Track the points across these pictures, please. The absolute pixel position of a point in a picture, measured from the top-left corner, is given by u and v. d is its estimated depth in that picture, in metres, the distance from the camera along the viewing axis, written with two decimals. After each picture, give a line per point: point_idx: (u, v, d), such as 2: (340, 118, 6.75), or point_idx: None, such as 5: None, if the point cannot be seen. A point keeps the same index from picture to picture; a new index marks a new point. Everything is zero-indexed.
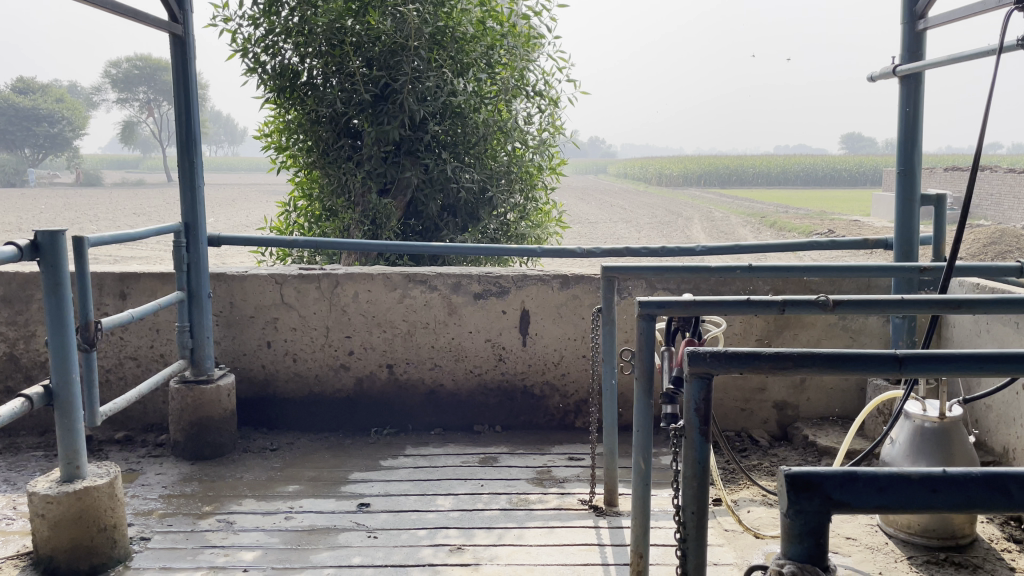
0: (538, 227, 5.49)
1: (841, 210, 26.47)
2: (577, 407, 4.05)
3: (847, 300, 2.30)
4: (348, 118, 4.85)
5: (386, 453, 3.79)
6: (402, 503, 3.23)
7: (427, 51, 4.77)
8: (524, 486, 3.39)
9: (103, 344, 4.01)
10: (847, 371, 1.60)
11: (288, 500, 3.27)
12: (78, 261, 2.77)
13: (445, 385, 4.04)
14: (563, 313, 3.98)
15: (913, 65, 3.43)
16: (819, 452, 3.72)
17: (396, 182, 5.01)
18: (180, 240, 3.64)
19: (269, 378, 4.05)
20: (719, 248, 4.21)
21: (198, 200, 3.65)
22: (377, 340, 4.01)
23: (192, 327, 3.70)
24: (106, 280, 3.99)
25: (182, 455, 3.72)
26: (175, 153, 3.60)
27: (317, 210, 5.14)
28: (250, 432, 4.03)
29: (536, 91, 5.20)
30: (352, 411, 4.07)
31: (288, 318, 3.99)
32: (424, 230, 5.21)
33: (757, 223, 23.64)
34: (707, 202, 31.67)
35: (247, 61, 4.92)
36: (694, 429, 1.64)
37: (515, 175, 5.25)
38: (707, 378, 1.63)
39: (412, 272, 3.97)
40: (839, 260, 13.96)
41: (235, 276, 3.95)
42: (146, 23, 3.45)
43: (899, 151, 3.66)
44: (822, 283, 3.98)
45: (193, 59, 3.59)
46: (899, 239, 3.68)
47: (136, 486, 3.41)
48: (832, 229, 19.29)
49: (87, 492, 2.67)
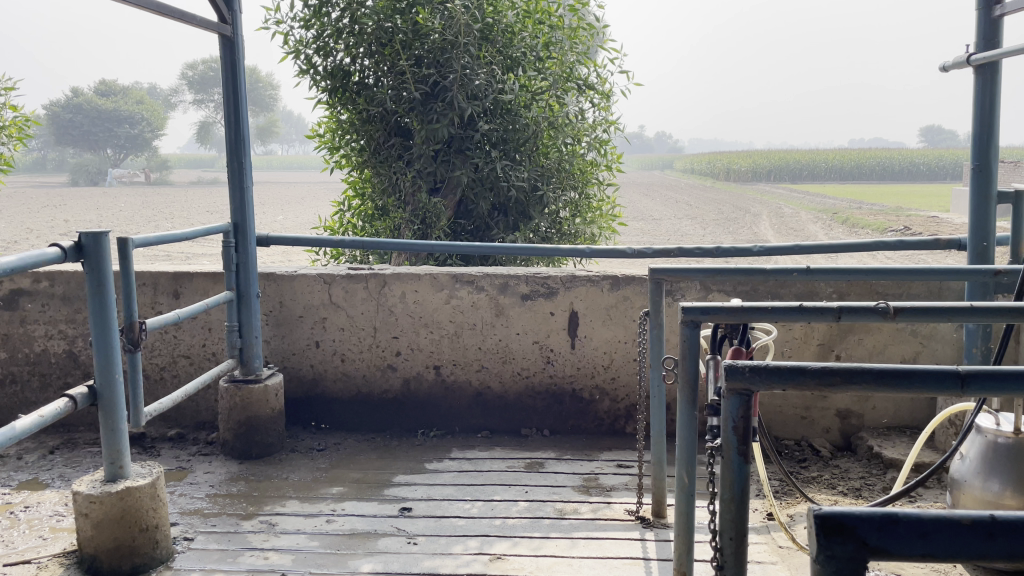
0: (592, 225, 5.37)
1: (917, 206, 25.48)
2: (628, 412, 3.93)
3: (909, 307, 2.14)
4: (398, 116, 4.83)
5: (432, 456, 3.75)
6: (444, 508, 3.17)
7: (476, 48, 4.72)
8: (569, 494, 3.30)
9: (157, 343, 4.07)
10: (901, 388, 1.46)
11: (330, 503, 3.25)
12: (122, 262, 2.79)
13: (491, 387, 3.98)
14: (612, 315, 3.86)
15: (987, 54, 3.21)
16: (885, 465, 3.52)
17: (446, 181, 4.97)
18: (229, 240, 3.65)
19: (318, 378, 4.05)
20: (778, 248, 4.03)
21: (247, 201, 3.66)
22: (424, 341, 3.97)
23: (240, 326, 3.71)
24: (160, 279, 4.04)
25: (230, 454, 3.75)
26: (223, 154, 3.61)
27: (369, 209, 5.13)
28: (298, 432, 4.03)
29: (588, 85, 5.10)
30: (399, 413, 4.04)
31: (337, 318, 3.98)
32: (475, 230, 5.15)
33: (827, 219, 22.96)
34: (776, 198, 30.89)
35: (300, 61, 4.95)
36: (732, 448, 1.53)
37: (568, 173, 5.16)
38: (746, 394, 1.51)
39: (458, 272, 3.91)
40: (914, 257, 13.42)
41: (285, 276, 3.96)
42: (194, 24, 3.46)
43: (972, 146, 3.43)
44: (889, 286, 3.77)
45: (241, 61, 3.60)
46: (973, 239, 3.45)
47: (184, 485, 3.44)
48: (907, 225, 18.56)
49: (129, 493, 2.69)
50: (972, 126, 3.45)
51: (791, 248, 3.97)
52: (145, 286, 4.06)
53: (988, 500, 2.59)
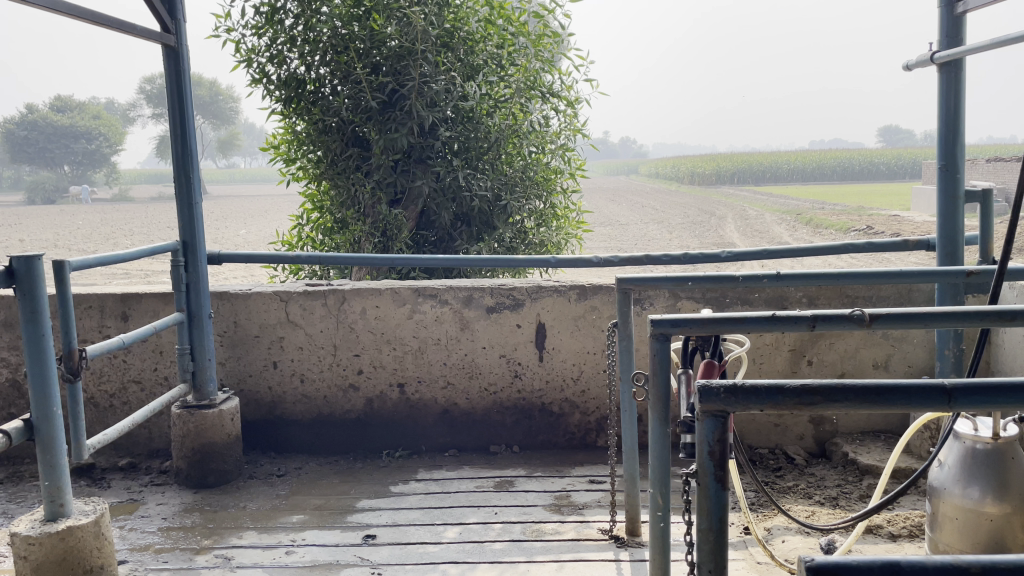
0: (557, 234, 5.26)
1: (879, 206, 25.81)
2: (599, 425, 3.83)
3: (885, 313, 2.05)
4: (356, 126, 4.69)
5: (397, 478, 3.61)
6: (409, 534, 3.04)
7: (435, 54, 4.60)
8: (540, 514, 3.18)
9: (106, 367, 3.89)
10: (886, 405, 1.37)
11: (290, 533, 3.10)
12: (59, 286, 2.63)
13: (458, 404, 3.85)
14: (580, 326, 3.76)
15: (951, 52, 3.16)
16: (861, 472, 3.45)
17: (407, 192, 4.83)
18: (178, 259, 3.49)
19: (276, 400, 3.89)
20: (748, 252, 3.96)
21: (196, 217, 3.50)
22: (387, 358, 3.83)
23: (192, 350, 3.54)
24: (107, 301, 3.86)
25: (185, 483, 3.57)
26: (170, 170, 3.45)
27: (328, 222, 4.97)
28: (257, 457, 3.87)
29: (554, 92, 5.01)
30: (363, 433, 3.89)
31: (295, 337, 3.83)
32: (438, 241, 5.03)
33: (791, 221, 23.11)
34: (741, 200, 31.10)
35: (253, 72, 4.79)
36: (707, 475, 1.41)
37: (533, 181, 5.05)
38: (722, 416, 1.41)
39: (421, 285, 3.79)
40: (880, 259, 13.57)
41: (239, 295, 3.79)
42: (134, 33, 3.30)
43: (938, 145, 3.39)
44: (859, 289, 3.71)
45: (186, 71, 3.44)
46: (941, 239, 3.40)
47: (134, 518, 3.26)
48: (870, 225, 18.73)
49: (71, 533, 2.51)
50: (938, 125, 3.40)
51: (760, 252, 3.90)
52: (92, 309, 3.87)
53: (968, 508, 2.52)
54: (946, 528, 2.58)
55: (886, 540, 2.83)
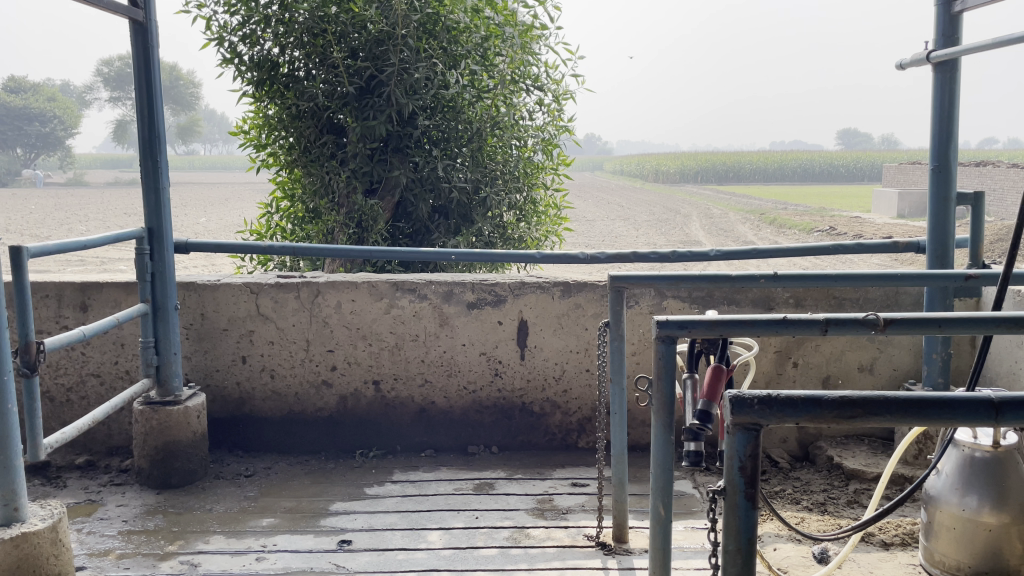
0: (537, 229, 5.14)
1: (841, 207, 26.16)
2: (581, 426, 3.73)
3: (898, 317, 1.94)
4: (331, 113, 4.52)
5: (372, 480, 3.47)
6: (387, 540, 2.90)
7: (416, 40, 4.45)
8: (523, 519, 3.07)
9: (63, 360, 3.68)
10: (929, 420, 1.27)
11: (260, 537, 2.94)
12: (16, 274, 2.44)
13: (436, 403, 3.72)
14: (564, 324, 3.65)
15: (948, 51, 3.11)
16: (847, 476, 3.39)
17: (383, 182, 4.68)
18: (143, 246, 3.30)
19: (244, 397, 3.72)
20: (735, 252, 3.88)
21: (163, 204, 3.31)
22: (362, 355, 3.68)
23: (157, 343, 3.36)
24: (66, 291, 3.65)
25: (147, 483, 3.39)
26: (136, 152, 3.26)
27: (300, 211, 4.80)
28: (223, 456, 3.70)
29: (538, 84, 4.88)
30: (336, 432, 3.74)
31: (265, 331, 3.66)
32: (414, 233, 4.87)
33: (755, 220, 23.28)
34: (705, 198, 31.30)
35: (223, 52, 4.59)
36: (737, 493, 1.32)
37: (514, 175, 4.93)
38: (754, 429, 1.31)
39: (399, 279, 3.64)
40: (843, 260, 13.72)
41: (207, 286, 3.61)
42: (100, 6, 3.09)
43: (931, 146, 3.34)
44: (847, 291, 3.64)
45: (156, 48, 3.24)
46: (932, 242, 3.34)
47: (93, 521, 3.07)
48: (834, 226, 18.92)
49: (26, 539, 2.32)
50: (931, 127, 3.36)
51: (747, 252, 3.82)
52: (49, 298, 3.66)
53: (966, 518, 2.46)
54: (943, 538, 2.53)
55: (879, 548, 2.78)
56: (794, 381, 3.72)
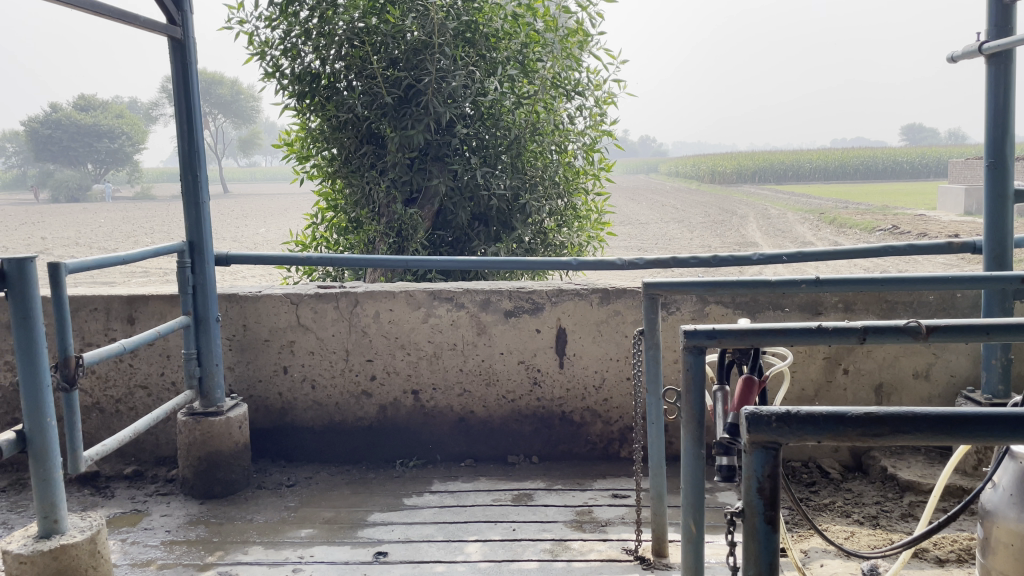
0: (579, 235, 5.08)
1: (904, 205, 25.38)
2: (622, 435, 3.65)
3: (942, 325, 1.84)
4: (370, 123, 4.54)
5: (411, 490, 3.46)
6: (422, 552, 2.88)
7: (453, 48, 4.44)
8: (560, 531, 3.01)
9: (112, 371, 3.76)
10: (963, 439, 1.19)
11: (297, 548, 2.95)
12: (54, 291, 2.49)
13: (475, 412, 3.69)
14: (603, 332, 3.59)
15: (1001, 42, 2.96)
16: (901, 488, 3.25)
17: (423, 191, 4.69)
18: (184, 259, 3.35)
19: (286, 407, 3.76)
20: (780, 255, 3.76)
21: (203, 218, 3.36)
22: (401, 364, 3.67)
23: (199, 355, 3.41)
24: (113, 304, 3.74)
25: (191, 493, 3.44)
26: (176, 167, 3.31)
27: (342, 222, 4.84)
28: (266, 466, 3.74)
29: (578, 89, 4.84)
30: (376, 442, 3.75)
31: (306, 342, 3.69)
32: (455, 242, 4.87)
33: (813, 220, 22.73)
34: (762, 199, 30.74)
35: (266, 66, 4.66)
36: (756, 515, 1.25)
37: (554, 181, 4.89)
38: (773, 448, 1.24)
39: (436, 288, 3.63)
40: (905, 262, 13.29)
41: (248, 297, 3.66)
42: (138, 25, 3.15)
43: (987, 141, 3.18)
44: (900, 295, 3.50)
45: (194, 64, 3.29)
46: (988, 242, 3.17)
47: (137, 531, 3.13)
48: (896, 224, 18.36)
49: (65, 551, 2.36)
50: (986, 121, 3.20)
51: (793, 255, 3.70)
52: (98, 311, 3.74)
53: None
54: (1000, 554, 2.39)
55: (933, 565, 2.65)
56: (845, 389, 3.58)
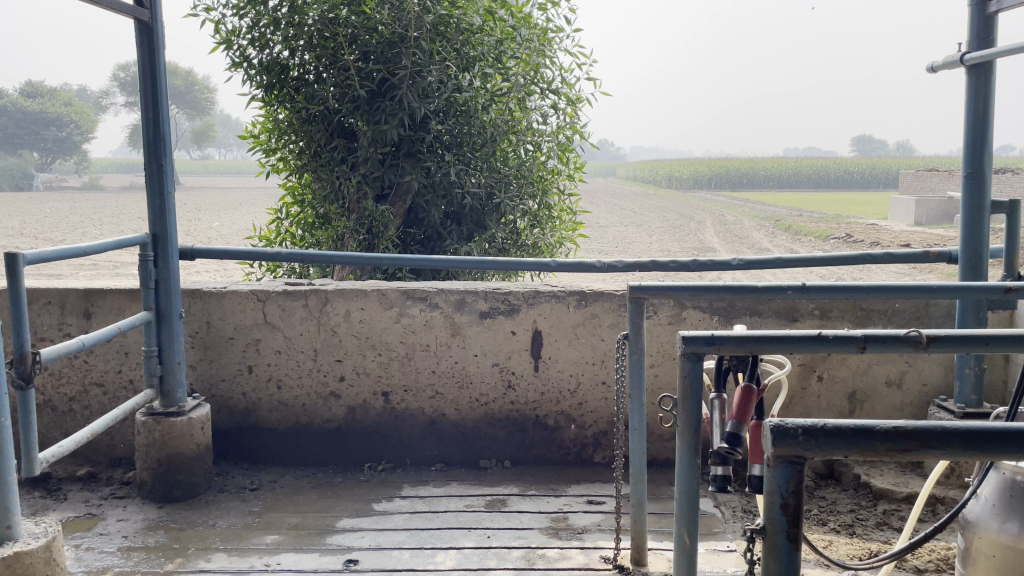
0: (551, 236, 5.04)
1: (857, 215, 25.92)
2: (596, 440, 3.60)
3: (942, 334, 1.81)
4: (342, 116, 4.43)
5: (380, 495, 3.35)
6: (394, 560, 2.79)
7: (429, 42, 4.35)
8: (536, 538, 2.94)
9: (66, 368, 3.59)
10: (993, 454, 1.14)
11: (263, 555, 2.83)
12: (11, 282, 2.34)
13: (447, 415, 3.60)
14: (579, 335, 3.53)
15: (983, 53, 2.98)
16: (875, 496, 3.25)
17: (394, 188, 4.58)
18: (147, 253, 3.20)
19: (250, 407, 3.62)
20: (757, 261, 3.74)
21: (169, 208, 3.22)
22: (371, 365, 3.57)
23: (160, 352, 3.27)
24: (69, 297, 3.56)
25: (149, 497, 3.29)
26: (141, 156, 3.16)
27: (309, 217, 4.70)
28: (228, 468, 3.60)
29: (552, 88, 4.78)
30: (343, 444, 3.64)
31: (272, 340, 3.56)
32: (425, 240, 4.77)
33: (769, 227, 23.06)
34: (718, 205, 31.13)
35: (233, 55, 4.51)
36: (778, 532, 1.20)
37: (528, 180, 4.82)
38: (797, 463, 1.18)
39: (410, 287, 3.53)
40: (859, 270, 13.53)
41: (213, 293, 3.52)
42: (103, 5, 3.00)
43: (964, 152, 3.20)
44: (875, 303, 3.51)
45: (162, 48, 3.15)
46: (965, 251, 3.18)
47: (92, 536, 2.97)
48: (849, 233, 18.72)
49: (18, 559, 2.21)
50: (964, 132, 3.22)
51: (770, 261, 3.69)
52: (52, 305, 3.57)
53: (1006, 545, 2.30)
54: (983, 565, 2.37)
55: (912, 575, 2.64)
56: (819, 397, 3.58)
